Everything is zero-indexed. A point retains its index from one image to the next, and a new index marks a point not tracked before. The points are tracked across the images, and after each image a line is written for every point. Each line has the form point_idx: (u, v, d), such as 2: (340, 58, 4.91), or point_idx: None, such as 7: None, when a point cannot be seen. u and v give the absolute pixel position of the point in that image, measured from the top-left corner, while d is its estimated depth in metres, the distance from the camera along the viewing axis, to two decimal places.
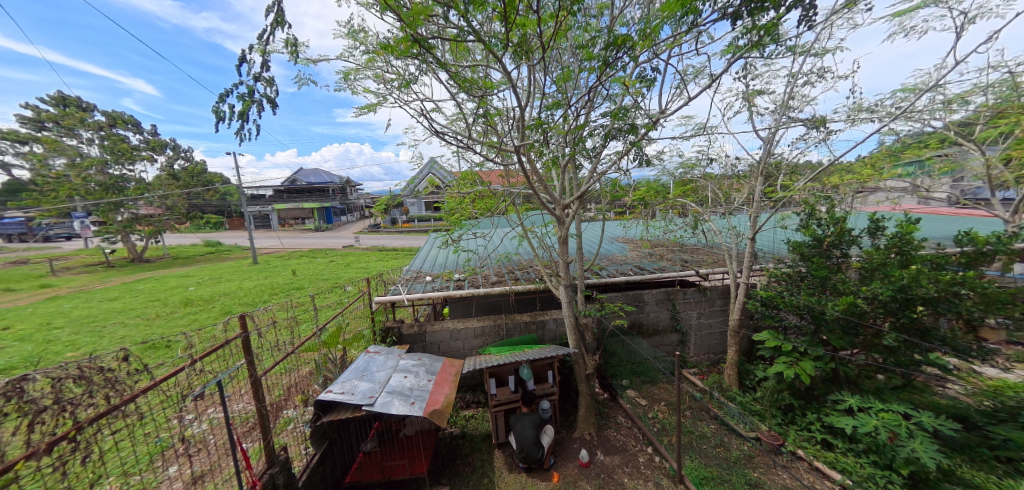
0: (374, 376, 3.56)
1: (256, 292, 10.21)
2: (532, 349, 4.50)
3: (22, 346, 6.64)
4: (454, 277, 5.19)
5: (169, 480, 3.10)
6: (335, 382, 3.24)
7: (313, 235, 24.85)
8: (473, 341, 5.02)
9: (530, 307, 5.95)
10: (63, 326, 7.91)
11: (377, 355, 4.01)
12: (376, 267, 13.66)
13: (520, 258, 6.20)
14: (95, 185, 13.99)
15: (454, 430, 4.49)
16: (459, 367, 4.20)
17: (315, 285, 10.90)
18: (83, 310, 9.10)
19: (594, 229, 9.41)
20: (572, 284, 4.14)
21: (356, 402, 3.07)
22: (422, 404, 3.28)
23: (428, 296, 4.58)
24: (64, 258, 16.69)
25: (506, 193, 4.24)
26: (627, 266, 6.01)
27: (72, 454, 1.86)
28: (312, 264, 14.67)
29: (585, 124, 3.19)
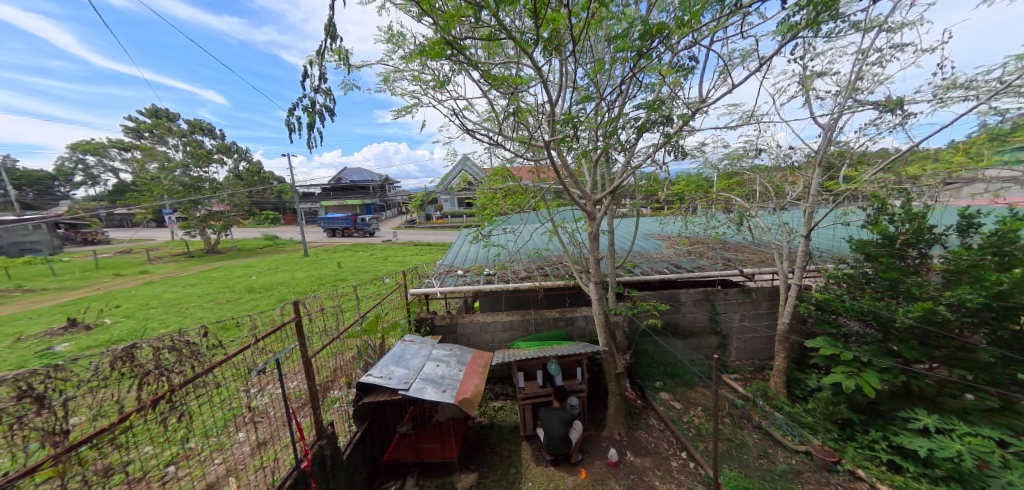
0: (408, 363, 3.76)
1: (306, 282, 11.08)
2: (560, 344, 4.48)
3: (127, 323, 7.77)
4: (485, 271, 5.32)
5: (238, 444, 3.53)
6: (374, 368, 3.46)
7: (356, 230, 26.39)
8: (503, 335, 5.11)
9: (559, 304, 5.94)
10: (156, 306, 9.21)
11: (412, 344, 4.20)
12: (411, 261, 14.26)
13: (551, 255, 6.19)
14: (177, 184, 15.88)
15: (483, 420, 4.62)
16: (488, 359, 4.31)
17: (356, 277, 11.57)
18: (171, 293, 10.46)
19: (627, 225, 9.11)
20: (602, 281, 4.05)
21: (392, 387, 3.27)
22: (453, 392, 3.42)
23: (459, 289, 4.73)
24: (156, 248, 19.28)
25: (537, 189, 4.20)
26: (661, 265, 5.78)
27: (168, 413, 2.17)
28: (354, 257, 15.63)
29: (619, 117, 3.10)
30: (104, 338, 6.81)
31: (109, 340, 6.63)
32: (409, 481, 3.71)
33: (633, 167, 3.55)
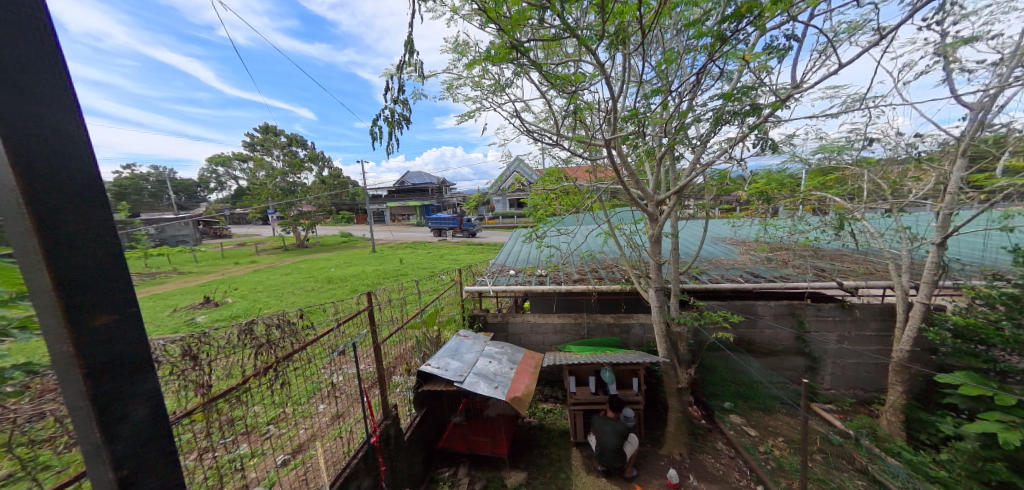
0: (463, 357, 3.90)
1: (374, 275, 12.18)
2: (614, 352, 4.29)
3: (240, 303, 9.33)
4: (538, 272, 5.30)
5: (317, 415, 4.00)
6: (432, 358, 3.66)
7: (418, 230, 28.30)
8: (554, 338, 5.04)
9: (613, 309, 5.67)
10: (261, 290, 10.91)
11: (466, 338, 4.35)
12: (465, 259, 14.86)
13: (606, 258, 5.94)
14: (279, 189, 18.64)
15: (532, 420, 4.59)
16: (539, 360, 4.28)
17: (416, 273, 12.39)
18: (273, 280, 12.33)
19: (693, 227, 8.36)
20: (664, 287, 3.76)
21: (448, 378, 3.42)
22: (505, 389, 3.46)
23: (511, 288, 4.77)
24: (262, 242, 22.87)
25: (595, 189, 4.06)
26: (733, 273, 5.17)
27: (275, 380, 2.55)
28: (415, 255, 16.78)
29: (690, 110, 2.84)
30: (224, 314, 8.27)
31: (226, 316, 8.01)
32: (461, 469, 3.86)
33: (704, 165, 3.24)
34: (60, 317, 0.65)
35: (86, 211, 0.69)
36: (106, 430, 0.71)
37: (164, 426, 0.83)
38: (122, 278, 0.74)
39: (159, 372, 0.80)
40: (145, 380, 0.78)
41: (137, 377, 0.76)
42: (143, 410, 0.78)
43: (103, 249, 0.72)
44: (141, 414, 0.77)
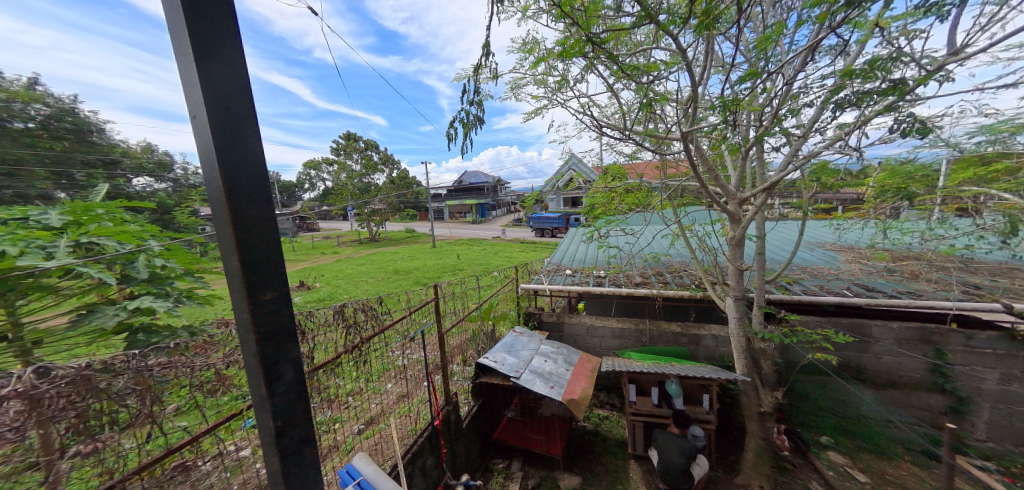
0: (519, 354, 3.95)
1: (435, 269, 12.81)
2: (681, 364, 4.04)
3: (324, 289, 10.45)
4: (595, 273, 5.16)
5: (386, 395, 4.33)
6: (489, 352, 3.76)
7: (471, 228, 29.15)
8: (612, 342, 4.91)
9: (680, 316, 5.33)
10: (338, 278, 12.08)
11: (522, 335, 4.39)
12: (519, 257, 14.94)
13: (673, 260, 5.58)
14: (350, 189, 20.49)
15: (587, 426, 4.50)
16: (596, 364, 4.18)
17: (473, 268, 12.77)
18: (347, 270, 13.60)
19: (783, 232, 7.41)
20: (745, 296, 3.44)
21: (504, 372, 3.50)
22: (561, 390, 3.43)
23: (568, 288, 4.70)
24: (334, 236, 25.33)
25: (658, 187, 3.83)
26: (839, 285, 4.53)
27: (348, 362, 2.80)
28: (471, 251, 17.28)
29: (790, 98, 2.50)
30: (311, 298, 9.32)
31: (313, 300, 9.01)
32: (516, 463, 3.90)
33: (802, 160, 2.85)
34: (246, 295, 0.94)
35: (257, 212, 0.94)
36: (269, 385, 1.00)
37: (303, 391, 1.10)
38: (278, 267, 1.00)
39: (298, 343, 1.07)
40: (291, 348, 1.05)
41: (286, 346, 1.03)
42: (291, 372, 1.06)
43: (265, 241, 0.98)
44: (290, 376, 1.05)
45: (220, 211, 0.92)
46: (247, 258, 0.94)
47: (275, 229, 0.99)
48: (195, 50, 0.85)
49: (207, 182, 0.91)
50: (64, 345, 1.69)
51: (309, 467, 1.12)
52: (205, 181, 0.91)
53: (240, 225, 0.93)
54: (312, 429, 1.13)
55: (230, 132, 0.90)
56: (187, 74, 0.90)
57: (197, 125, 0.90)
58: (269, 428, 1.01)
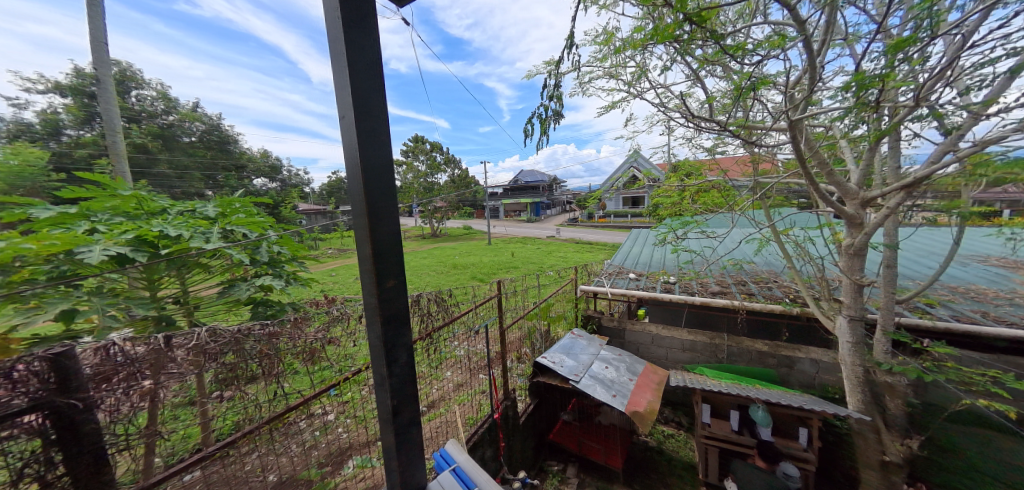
0: (579, 357, 3.90)
1: (491, 266, 13.11)
2: (767, 388, 3.61)
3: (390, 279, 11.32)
4: (664, 278, 4.79)
5: (446, 383, 4.55)
6: (548, 352, 3.79)
7: (525, 226, 29.33)
8: (679, 354, 4.62)
9: (768, 334, 4.73)
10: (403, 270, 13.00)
11: (580, 338, 4.32)
12: (574, 257, 14.64)
13: (757, 270, 4.97)
14: (415, 187, 22.08)
15: (649, 441, 4.26)
16: (662, 377, 3.97)
17: (528, 267, 12.81)
18: (411, 263, 14.59)
19: (918, 242, 6.05)
20: (864, 318, 2.90)
21: (563, 374, 3.53)
22: (624, 400, 3.32)
23: (635, 294, 4.47)
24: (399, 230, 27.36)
25: (741, 185, 3.43)
26: (1012, 314, 3.51)
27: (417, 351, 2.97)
28: (525, 250, 17.39)
29: (938, 74, 2.02)
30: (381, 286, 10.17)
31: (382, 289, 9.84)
32: (571, 469, 3.88)
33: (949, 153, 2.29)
34: (376, 280, 1.13)
35: (384, 204, 1.11)
36: (389, 366, 1.22)
37: (411, 377, 1.30)
38: (397, 256, 1.19)
39: (409, 331, 1.27)
40: (403, 334, 1.26)
41: (401, 333, 1.25)
42: (404, 357, 1.27)
43: (390, 232, 1.16)
44: (403, 360, 1.26)
45: (357, 201, 1.09)
46: (377, 246, 1.12)
47: (395, 219, 1.17)
48: (351, 58, 1.02)
49: (350, 177, 1.09)
50: (210, 309, 2.39)
51: (415, 444, 1.35)
52: (349, 176, 1.09)
53: (373, 216, 1.09)
54: (418, 414, 1.37)
55: (370, 134, 1.06)
56: (340, 79, 1.07)
57: (346, 125, 1.07)
58: (390, 406, 1.26)
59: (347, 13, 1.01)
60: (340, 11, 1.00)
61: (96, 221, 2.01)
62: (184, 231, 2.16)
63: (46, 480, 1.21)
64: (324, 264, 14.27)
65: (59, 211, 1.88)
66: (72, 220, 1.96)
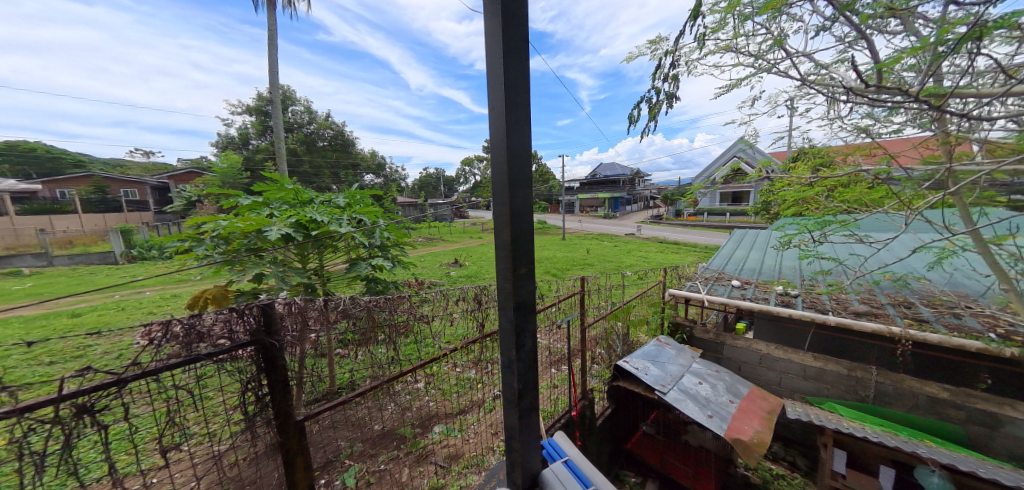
0: (666, 367, 3.61)
1: (564, 261, 13.00)
2: (943, 449, 2.79)
3: (468, 268, 12.08)
4: (780, 289, 4.06)
5: None
6: (630, 356, 3.61)
7: (600, 223, 28.25)
8: (799, 382, 3.96)
9: (948, 376, 3.60)
10: (479, 260, 13.74)
11: (667, 346, 4.00)
12: (655, 259, 13.60)
13: (937, 287, 3.72)
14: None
15: (750, 475, 3.73)
16: (773, 406, 3.41)
17: (602, 265, 12.35)
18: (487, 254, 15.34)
19: None
20: None
21: (648, 383, 3.32)
22: (722, 423, 2.97)
23: (746, 306, 3.83)
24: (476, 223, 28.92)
25: (905, 177, 2.68)
26: None
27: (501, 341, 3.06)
28: (600, 247, 16.80)
29: None
30: (460, 275, 10.92)
31: (462, 277, 10.53)
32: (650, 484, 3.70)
33: None
34: (512, 266, 1.25)
35: (522, 193, 1.21)
36: (517, 350, 1.35)
37: (533, 364, 1.40)
38: (530, 246, 1.29)
39: (535, 319, 1.36)
40: (529, 321, 1.37)
41: (528, 319, 1.35)
42: (529, 343, 1.38)
43: (526, 221, 1.25)
44: (528, 346, 1.37)
45: (501, 190, 1.21)
46: (514, 233, 1.23)
47: (529, 206, 1.25)
48: (505, 51, 1.10)
49: (494, 167, 1.20)
50: (338, 281, 3.46)
51: (532, 427, 1.45)
52: (495, 166, 1.21)
53: (516, 205, 1.19)
54: (536, 400, 1.47)
55: (514, 117, 1.15)
56: (492, 69, 1.16)
57: (495, 112, 1.18)
58: (516, 389, 1.38)
59: (503, 10, 1.09)
60: (498, 5, 1.09)
61: (274, 209, 3.18)
62: (325, 217, 3.18)
63: (258, 395, 1.70)
64: (415, 249, 16.01)
65: (254, 201, 3.10)
66: (261, 206, 3.17)
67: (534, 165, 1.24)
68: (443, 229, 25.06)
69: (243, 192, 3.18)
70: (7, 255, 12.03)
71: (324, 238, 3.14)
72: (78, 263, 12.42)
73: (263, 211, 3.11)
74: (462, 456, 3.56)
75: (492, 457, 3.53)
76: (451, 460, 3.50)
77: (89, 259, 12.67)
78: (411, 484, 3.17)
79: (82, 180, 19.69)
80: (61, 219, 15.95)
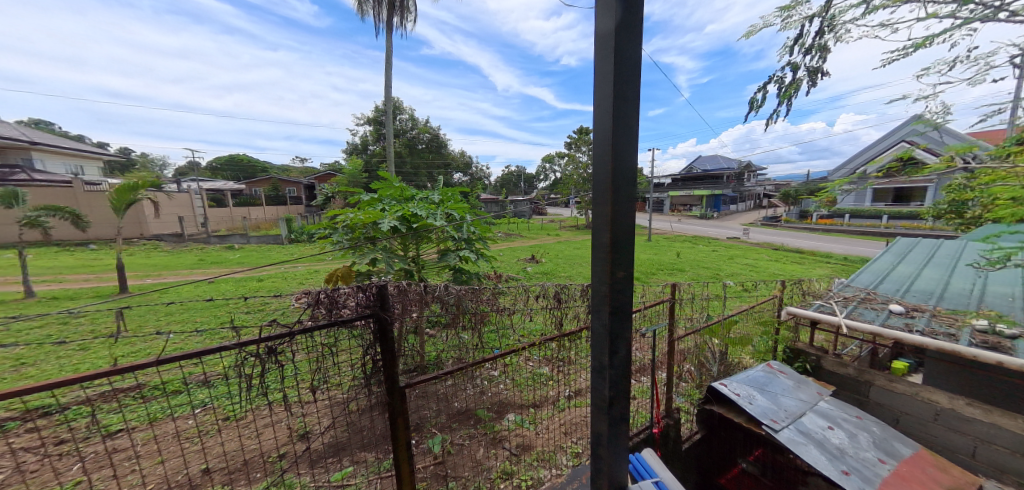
0: (779, 399, 3.03)
1: (651, 264, 12.04)
2: None
3: (548, 265, 12.11)
4: (970, 322, 2.99)
5: None
6: (731, 379, 3.14)
7: (694, 224, 25.37)
8: (1010, 459, 2.78)
9: None
10: (559, 257, 13.68)
11: (781, 374, 3.36)
12: (766, 268, 11.61)
13: None
14: (577, 179, 22.63)
15: None
16: (953, 479, 2.52)
17: (696, 271, 11.07)
18: (567, 251, 15.16)
19: None
20: None
21: (753, 414, 2.83)
22: (862, 483, 2.34)
23: (910, 339, 2.88)
24: (556, 220, 28.83)
25: None
26: None
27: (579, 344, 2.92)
28: (694, 250, 15.10)
29: None
30: (541, 270, 11.05)
31: (542, 273, 10.62)
32: None
33: None
34: (610, 269, 1.24)
35: (625, 193, 1.20)
36: (610, 355, 1.33)
37: (624, 373, 1.36)
38: (630, 248, 1.26)
39: (630, 325, 1.33)
40: (625, 328, 1.33)
41: (623, 325, 1.32)
42: (622, 351, 1.34)
43: (626, 222, 1.24)
44: (621, 353, 1.34)
45: (603, 191, 1.21)
46: (614, 235, 1.23)
47: (632, 206, 1.23)
48: (616, 47, 1.10)
49: (597, 168, 1.21)
50: (430, 269, 3.76)
51: (622, 437, 1.40)
52: (596, 167, 1.23)
53: (617, 206, 1.18)
54: (628, 411, 1.41)
55: (623, 116, 1.16)
56: (601, 67, 1.17)
57: (600, 111, 1.19)
58: (606, 396, 1.35)
59: (618, 7, 1.10)
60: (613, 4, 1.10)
61: (384, 202, 3.61)
62: (424, 212, 3.47)
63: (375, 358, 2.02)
64: (497, 244, 16.72)
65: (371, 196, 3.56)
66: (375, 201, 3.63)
67: (638, 165, 1.22)
68: (524, 225, 25.60)
69: (364, 189, 3.64)
70: (222, 234, 16.62)
71: (422, 231, 3.44)
72: (253, 241, 16.28)
73: (377, 205, 3.54)
74: (534, 448, 3.53)
75: (564, 458, 3.41)
76: (522, 450, 3.50)
77: (266, 239, 16.64)
78: (485, 463, 3.28)
79: (262, 181, 25.86)
80: (249, 210, 21.29)
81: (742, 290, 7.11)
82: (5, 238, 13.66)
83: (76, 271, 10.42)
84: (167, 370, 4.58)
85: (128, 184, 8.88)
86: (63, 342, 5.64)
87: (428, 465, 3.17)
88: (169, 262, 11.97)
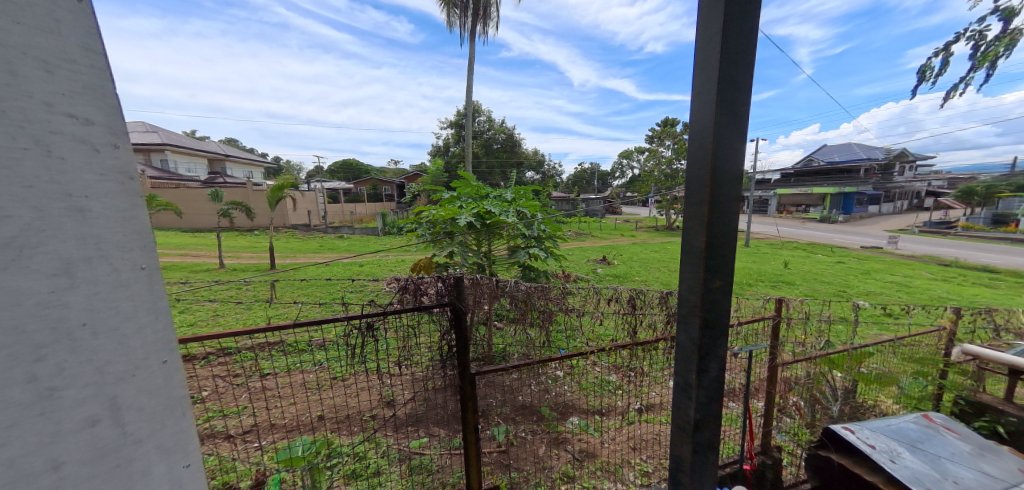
0: (942, 463, 2.23)
1: (749, 273, 10.42)
2: None
3: (625, 267, 11.38)
4: None
5: None
6: (860, 426, 2.49)
7: (806, 229, 21.34)
8: None
9: None
10: (638, 260, 12.77)
11: (949, 435, 2.49)
12: (916, 288, 9.09)
13: None
14: (656, 176, 20.89)
15: None
16: None
17: (811, 285, 9.22)
18: (646, 253, 14.10)
19: None
20: None
21: (891, 469, 2.14)
22: None
23: None
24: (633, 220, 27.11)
25: None
26: None
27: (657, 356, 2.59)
28: (807, 260, 12.68)
29: None
30: (617, 273, 10.44)
31: (618, 276, 10.02)
32: None
33: None
34: (702, 277, 0.98)
35: (728, 191, 0.95)
36: (697, 374, 1.04)
37: (716, 396, 1.06)
38: (731, 253, 0.99)
39: (728, 342, 1.03)
40: (720, 344, 1.04)
41: (717, 340, 1.03)
42: (714, 370, 1.04)
43: (729, 225, 0.97)
44: (713, 372, 1.04)
45: (697, 188, 0.98)
46: (711, 239, 0.97)
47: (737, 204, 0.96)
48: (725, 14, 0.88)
49: (691, 162, 0.99)
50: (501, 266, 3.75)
51: (711, 467, 1.09)
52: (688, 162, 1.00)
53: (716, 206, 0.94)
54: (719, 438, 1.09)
55: (729, 105, 0.92)
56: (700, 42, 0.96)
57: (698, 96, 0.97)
58: (691, 418, 1.06)
59: None
60: None
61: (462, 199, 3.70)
62: (497, 209, 3.46)
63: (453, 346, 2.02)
64: (569, 243, 16.37)
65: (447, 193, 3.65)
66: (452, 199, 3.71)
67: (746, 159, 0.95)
68: (598, 225, 24.62)
69: (444, 188, 3.76)
70: (334, 226, 19.55)
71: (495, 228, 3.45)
72: (355, 232, 18.77)
73: (455, 201, 3.65)
74: (598, 456, 3.23)
75: (630, 474, 3.03)
76: (585, 455, 3.23)
77: (366, 231, 19.01)
78: (546, 461, 3.11)
79: (365, 181, 29.57)
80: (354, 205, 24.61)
81: (881, 315, 5.62)
82: (202, 223, 18.31)
83: (242, 249, 13.39)
84: (297, 332, 5.54)
85: (278, 185, 10.85)
86: (235, 301, 7.26)
87: (492, 451, 3.17)
88: (297, 246, 14.52)
